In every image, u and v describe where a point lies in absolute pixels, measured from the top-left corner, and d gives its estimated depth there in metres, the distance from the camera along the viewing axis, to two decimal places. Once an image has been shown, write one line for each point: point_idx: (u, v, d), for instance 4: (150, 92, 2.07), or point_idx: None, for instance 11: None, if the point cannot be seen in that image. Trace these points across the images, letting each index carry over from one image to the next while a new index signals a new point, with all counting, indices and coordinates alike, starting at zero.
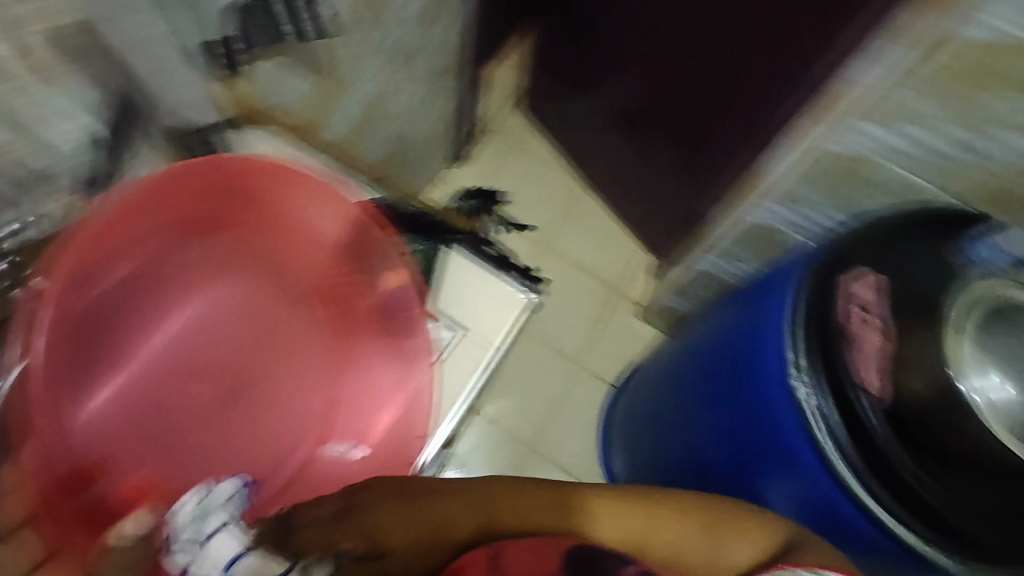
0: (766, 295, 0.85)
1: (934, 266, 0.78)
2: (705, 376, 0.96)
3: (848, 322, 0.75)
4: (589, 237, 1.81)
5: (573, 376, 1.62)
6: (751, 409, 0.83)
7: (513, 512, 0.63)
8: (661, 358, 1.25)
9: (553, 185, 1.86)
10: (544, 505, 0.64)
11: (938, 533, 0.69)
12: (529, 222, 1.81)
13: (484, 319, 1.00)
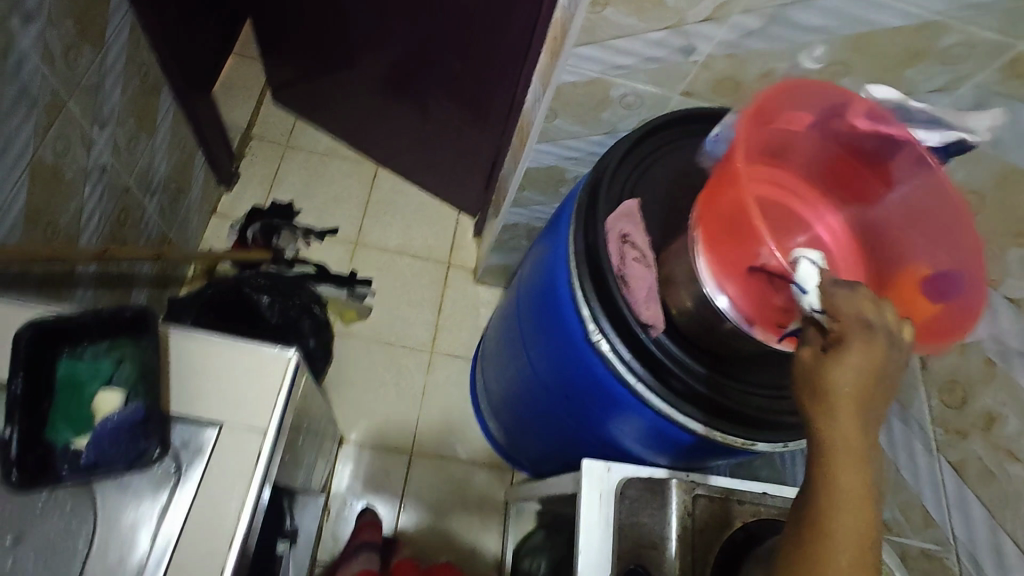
0: (553, 246, 0.82)
1: (659, 172, 0.79)
2: (533, 341, 0.92)
3: (622, 263, 0.73)
4: (399, 220, 1.69)
5: (430, 365, 1.55)
6: (572, 368, 0.80)
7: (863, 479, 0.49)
8: (498, 324, 1.20)
9: (341, 176, 1.71)
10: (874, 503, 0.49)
11: (743, 426, 0.71)
12: (330, 224, 1.64)
13: (231, 400, 0.62)
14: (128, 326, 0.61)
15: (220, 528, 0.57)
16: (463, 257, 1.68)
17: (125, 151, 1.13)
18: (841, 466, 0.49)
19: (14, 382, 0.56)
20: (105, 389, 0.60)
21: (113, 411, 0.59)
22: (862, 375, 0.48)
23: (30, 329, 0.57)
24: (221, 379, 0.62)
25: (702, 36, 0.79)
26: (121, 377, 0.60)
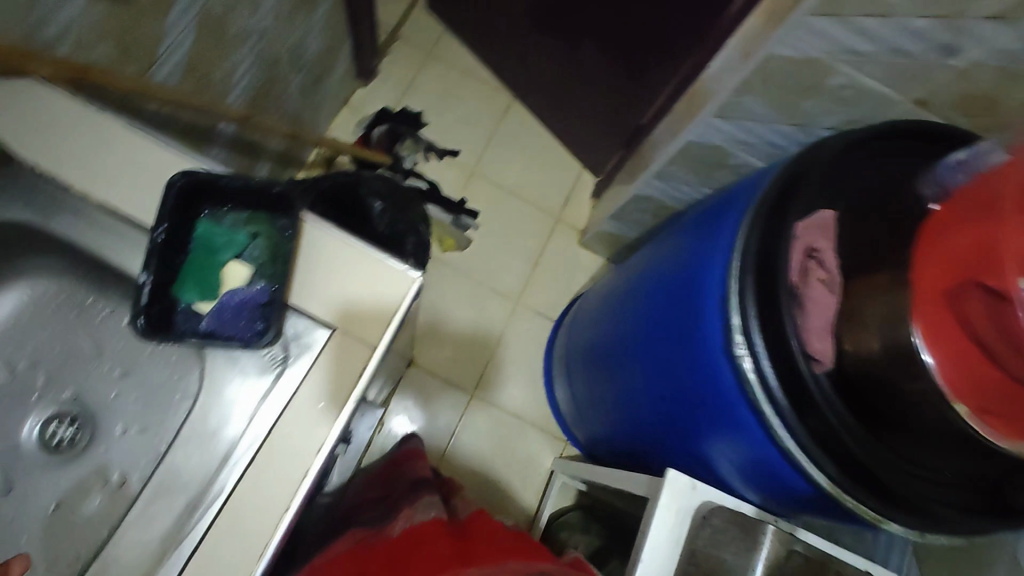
0: (714, 237, 0.72)
1: (863, 188, 0.68)
2: (640, 330, 0.85)
3: (802, 279, 0.64)
4: (519, 160, 1.62)
5: (512, 315, 1.51)
6: (687, 373, 0.72)
7: None
8: (600, 296, 1.14)
9: (474, 100, 1.64)
10: None
11: (882, 502, 0.60)
12: (451, 146, 1.60)
13: (349, 309, 0.58)
14: (273, 204, 0.59)
15: (314, 434, 0.55)
16: (572, 213, 1.61)
17: (285, 21, 1.10)
18: None
19: (158, 230, 0.55)
20: (237, 260, 0.58)
21: (241, 285, 0.57)
22: None
23: (182, 179, 0.55)
24: (341, 285, 0.59)
25: (975, 37, 0.64)
26: (255, 254, 0.58)
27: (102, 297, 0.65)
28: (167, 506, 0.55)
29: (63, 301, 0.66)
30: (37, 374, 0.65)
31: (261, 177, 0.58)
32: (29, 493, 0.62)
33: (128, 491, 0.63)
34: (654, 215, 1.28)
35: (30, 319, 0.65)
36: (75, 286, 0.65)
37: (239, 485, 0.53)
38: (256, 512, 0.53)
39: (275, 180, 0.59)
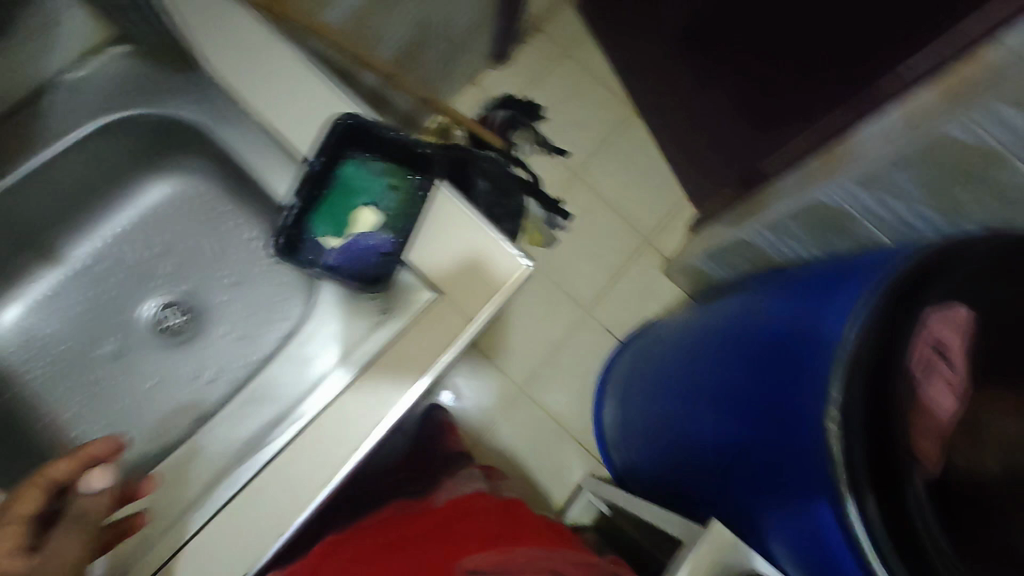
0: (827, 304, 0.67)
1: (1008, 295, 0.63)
2: (719, 371, 0.82)
3: (926, 371, 0.61)
4: (624, 175, 1.61)
5: (578, 324, 1.50)
6: (764, 428, 0.69)
7: None
8: (678, 328, 1.11)
9: (596, 106, 1.64)
10: None
11: None
12: (562, 145, 1.60)
13: (454, 278, 0.58)
14: (415, 164, 0.62)
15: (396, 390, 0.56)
16: (663, 240, 1.58)
17: None
18: None
19: (314, 161, 0.58)
20: (369, 210, 0.61)
21: (371, 231, 0.60)
22: None
23: (348, 120, 0.58)
24: (451, 262, 0.58)
25: None
26: (386, 207, 0.61)
27: (233, 210, 0.70)
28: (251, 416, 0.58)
29: (198, 203, 0.70)
30: (163, 262, 0.71)
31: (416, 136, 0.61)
32: (137, 372, 0.67)
33: (212, 393, 0.67)
34: (751, 263, 1.24)
35: (169, 212, 0.71)
36: (213, 194, 0.70)
37: (318, 413, 0.55)
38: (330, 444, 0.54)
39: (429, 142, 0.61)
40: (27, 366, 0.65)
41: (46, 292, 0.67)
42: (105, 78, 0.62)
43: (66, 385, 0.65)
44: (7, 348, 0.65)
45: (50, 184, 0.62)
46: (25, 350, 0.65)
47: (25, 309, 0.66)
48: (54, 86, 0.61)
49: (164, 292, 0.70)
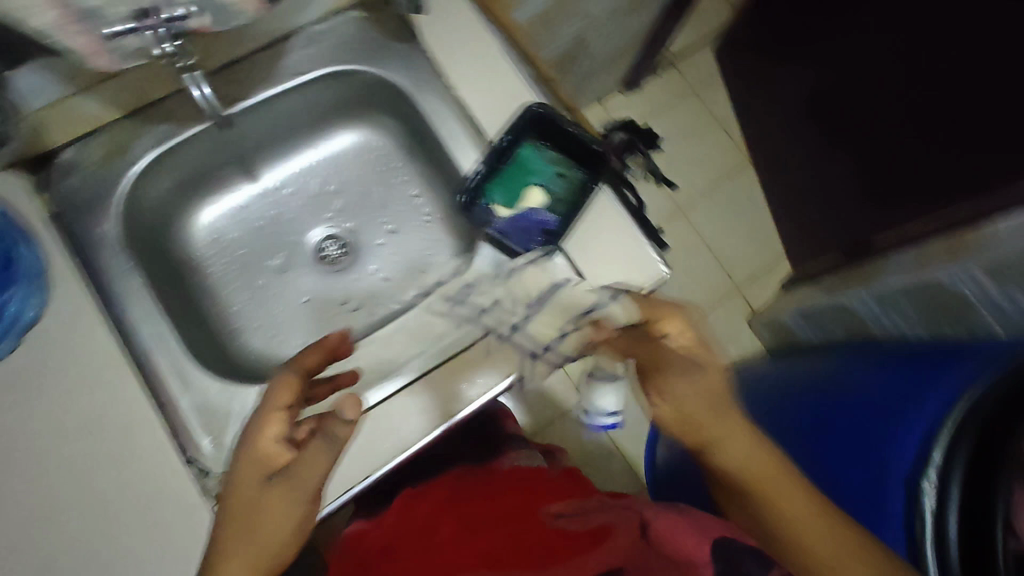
0: (923, 384, 0.71)
1: None
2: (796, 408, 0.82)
3: None
4: (727, 220, 1.63)
5: None
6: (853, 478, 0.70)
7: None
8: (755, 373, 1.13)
9: (715, 147, 1.67)
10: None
11: None
12: (673, 178, 1.64)
13: (598, 271, 0.64)
14: (591, 160, 0.67)
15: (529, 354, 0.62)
16: (752, 289, 1.59)
17: (611, 17, 1.22)
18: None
19: (501, 138, 0.66)
20: (539, 190, 0.68)
21: (536, 207, 0.67)
22: None
23: (537, 108, 0.66)
24: (595, 255, 0.65)
25: None
26: (556, 192, 0.67)
27: (408, 167, 0.79)
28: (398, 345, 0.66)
29: (379, 155, 0.79)
30: (336, 198, 0.80)
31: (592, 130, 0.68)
32: (302, 285, 0.78)
33: (357, 320, 0.76)
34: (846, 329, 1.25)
35: (354, 156, 0.79)
36: (394, 149, 0.79)
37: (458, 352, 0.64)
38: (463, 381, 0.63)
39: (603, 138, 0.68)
40: (218, 265, 0.76)
41: (239, 206, 0.77)
42: (342, 33, 0.71)
43: (248, 287, 0.76)
44: (199, 242, 0.74)
45: (275, 112, 0.72)
46: (218, 252, 0.76)
47: (218, 212, 0.76)
48: (300, 32, 0.71)
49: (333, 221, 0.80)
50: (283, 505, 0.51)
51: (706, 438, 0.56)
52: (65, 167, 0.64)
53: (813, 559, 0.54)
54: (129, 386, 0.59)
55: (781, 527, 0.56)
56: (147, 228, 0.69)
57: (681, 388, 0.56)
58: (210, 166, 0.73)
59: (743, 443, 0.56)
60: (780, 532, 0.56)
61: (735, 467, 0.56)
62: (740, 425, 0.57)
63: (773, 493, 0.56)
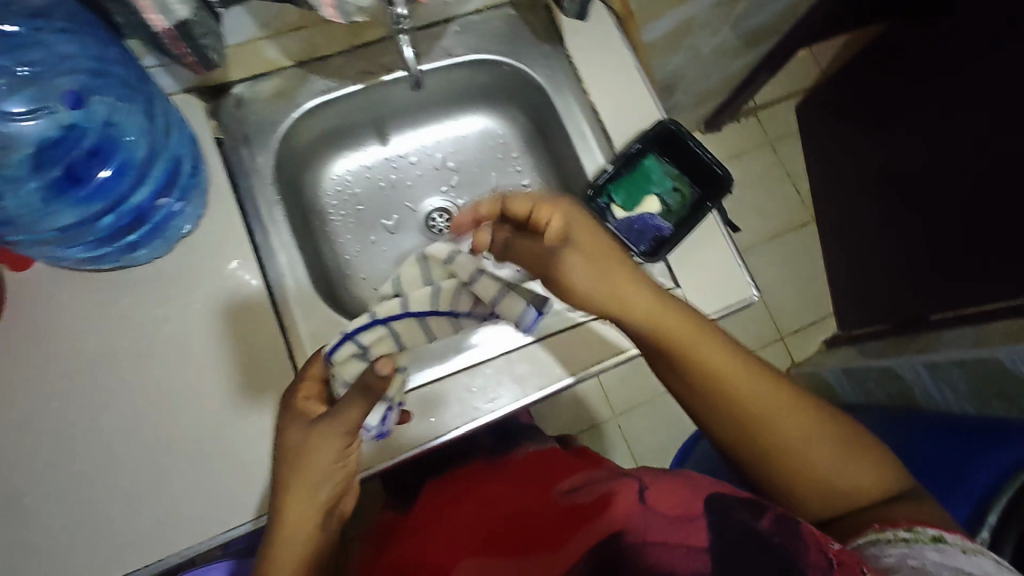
0: None
1: None
2: None
3: None
4: (781, 271, 1.66)
5: None
6: None
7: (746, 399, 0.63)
8: None
9: (781, 198, 1.71)
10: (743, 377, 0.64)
11: None
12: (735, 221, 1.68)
13: (692, 283, 0.69)
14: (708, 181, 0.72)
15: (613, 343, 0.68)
16: (795, 343, 1.62)
17: (715, 58, 1.27)
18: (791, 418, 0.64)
19: (630, 147, 0.73)
20: (655, 198, 0.76)
21: (647, 213, 0.75)
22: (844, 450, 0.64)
23: (667, 125, 0.73)
24: (697, 272, 0.69)
25: None
26: (672, 204, 0.73)
27: (524, 160, 0.85)
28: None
29: (501, 144, 0.86)
30: (453, 175, 0.86)
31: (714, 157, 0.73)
32: (407, 247, 0.83)
33: None
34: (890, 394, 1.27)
35: (477, 140, 0.86)
36: (516, 141, 0.85)
37: (557, 334, 0.68)
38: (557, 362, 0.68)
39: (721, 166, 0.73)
40: (334, 213, 0.81)
41: (364, 162, 0.83)
42: (494, 25, 0.77)
43: (357, 241, 0.82)
44: (326, 191, 0.81)
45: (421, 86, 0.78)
46: (336, 201, 0.81)
47: (348, 167, 0.82)
48: (459, 17, 0.76)
49: (445, 196, 0.86)
50: (323, 442, 0.52)
51: (663, 336, 0.62)
52: (237, 101, 0.70)
53: (785, 456, 0.63)
54: (261, 307, 0.63)
55: (751, 428, 0.64)
56: (289, 169, 0.75)
57: (603, 275, 0.63)
58: (352, 124, 0.79)
59: (710, 345, 0.63)
60: (748, 439, 0.64)
61: (708, 370, 0.63)
62: (691, 320, 0.63)
63: (743, 393, 0.63)
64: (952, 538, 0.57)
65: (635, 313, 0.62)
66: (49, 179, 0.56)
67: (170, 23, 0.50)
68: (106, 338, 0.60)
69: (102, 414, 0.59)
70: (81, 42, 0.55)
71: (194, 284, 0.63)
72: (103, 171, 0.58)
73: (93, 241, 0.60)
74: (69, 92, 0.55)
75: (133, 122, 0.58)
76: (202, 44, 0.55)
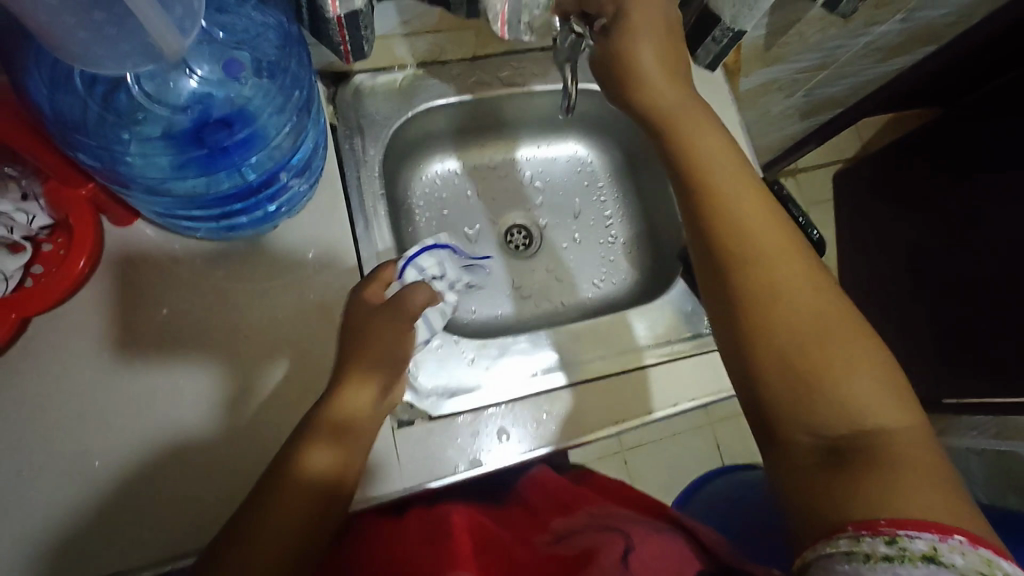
0: None
1: None
2: None
3: None
4: None
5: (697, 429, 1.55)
6: None
7: (769, 264, 0.46)
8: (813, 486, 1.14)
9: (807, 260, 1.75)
10: (769, 240, 0.47)
11: None
12: None
13: None
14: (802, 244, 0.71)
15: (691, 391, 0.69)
16: None
17: (781, 118, 1.30)
18: (809, 303, 0.45)
19: None
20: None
21: None
22: (798, 283, 0.46)
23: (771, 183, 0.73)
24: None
25: None
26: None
27: (610, 191, 0.86)
28: (584, 345, 0.70)
29: (590, 172, 0.87)
30: (539, 194, 0.86)
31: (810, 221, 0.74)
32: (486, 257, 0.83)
33: (527, 309, 0.82)
34: None
35: (566, 164, 0.87)
36: (605, 172, 0.86)
37: (637, 371, 0.69)
38: (635, 399, 0.68)
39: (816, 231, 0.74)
40: (420, 212, 0.81)
41: (454, 169, 0.83)
42: None
43: None
44: (415, 190, 0.81)
45: (529, 104, 0.78)
46: (423, 200, 0.81)
47: (440, 171, 0.82)
48: None
49: (528, 211, 0.86)
50: (313, 463, 0.48)
51: (680, 125, 0.51)
52: (355, 91, 0.71)
53: (788, 328, 0.44)
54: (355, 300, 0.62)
55: (744, 263, 0.46)
56: (389, 164, 0.75)
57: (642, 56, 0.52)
58: (453, 129, 0.80)
59: (710, 142, 0.51)
60: (739, 271, 0.47)
61: (692, 151, 0.50)
62: (709, 127, 0.52)
63: (749, 220, 0.48)
64: (955, 555, 0.34)
65: (660, 107, 0.52)
66: (193, 152, 0.53)
67: (343, 11, 0.51)
68: (196, 305, 0.59)
69: (176, 382, 0.57)
70: (270, 23, 0.55)
71: (296, 268, 0.62)
72: (246, 150, 0.55)
73: (203, 206, 0.57)
74: (239, 61, 0.53)
75: (286, 114, 0.57)
76: (359, 32, 0.54)
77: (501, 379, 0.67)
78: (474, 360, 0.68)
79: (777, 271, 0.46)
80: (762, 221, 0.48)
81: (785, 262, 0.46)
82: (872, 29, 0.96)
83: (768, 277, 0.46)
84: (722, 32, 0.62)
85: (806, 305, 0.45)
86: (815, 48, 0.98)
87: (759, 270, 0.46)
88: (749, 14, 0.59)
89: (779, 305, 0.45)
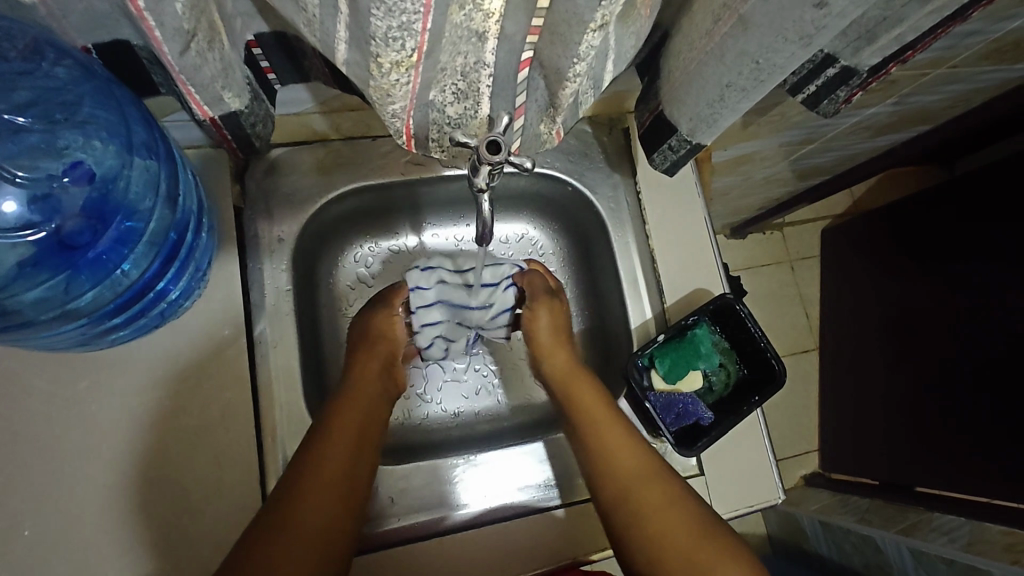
0: None
1: None
2: None
3: None
4: None
5: None
6: None
7: (634, 471, 0.56)
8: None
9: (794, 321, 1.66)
10: (632, 449, 0.57)
11: None
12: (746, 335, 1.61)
13: (723, 474, 0.65)
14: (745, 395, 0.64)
15: None
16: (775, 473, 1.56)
17: (766, 184, 1.16)
18: (670, 494, 0.54)
19: (689, 317, 0.65)
20: (701, 373, 0.67)
21: (690, 392, 0.66)
22: (658, 480, 0.55)
23: (733, 300, 0.65)
24: (727, 468, 0.65)
25: None
26: (715, 380, 0.68)
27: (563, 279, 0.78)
28: (505, 476, 0.64)
29: (541, 254, 0.78)
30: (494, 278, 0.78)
31: (776, 351, 0.64)
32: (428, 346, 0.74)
33: (462, 404, 0.73)
34: (863, 561, 0.98)
35: (515, 244, 0.77)
36: (558, 257, 0.78)
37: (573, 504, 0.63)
38: (570, 539, 0.62)
39: (782, 363, 0.64)
40: (346, 296, 0.72)
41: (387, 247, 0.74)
42: (568, 142, 0.70)
43: None
44: (343, 272, 0.72)
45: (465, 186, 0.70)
46: (350, 285, 0.72)
47: (370, 251, 0.73)
48: None
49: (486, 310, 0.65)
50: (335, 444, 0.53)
51: (570, 376, 0.62)
52: (269, 167, 0.63)
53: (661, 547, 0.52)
54: (244, 421, 0.57)
55: (618, 494, 0.55)
56: (309, 250, 0.67)
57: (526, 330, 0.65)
58: (383, 208, 0.70)
59: (591, 390, 0.61)
60: (616, 499, 0.55)
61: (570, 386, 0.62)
62: (592, 381, 0.62)
63: (624, 465, 0.56)
64: None
65: (552, 364, 0.64)
66: (42, 286, 0.49)
67: (217, 112, 0.43)
68: (45, 427, 0.53)
69: (12, 515, 0.51)
70: (101, 112, 0.48)
71: (177, 384, 0.56)
72: (102, 253, 0.50)
73: (83, 331, 0.52)
74: (80, 167, 0.49)
75: (141, 199, 0.50)
76: (246, 131, 0.48)
77: (430, 508, 0.62)
78: (397, 495, 0.62)
79: (637, 471, 0.56)
80: (628, 440, 0.58)
81: (648, 471, 0.56)
82: (863, 111, 0.85)
83: (630, 481, 0.55)
84: (679, 141, 0.55)
85: (673, 500, 0.54)
86: (808, 124, 0.86)
87: (623, 477, 0.56)
88: (706, 130, 0.51)
89: (643, 495, 0.54)
